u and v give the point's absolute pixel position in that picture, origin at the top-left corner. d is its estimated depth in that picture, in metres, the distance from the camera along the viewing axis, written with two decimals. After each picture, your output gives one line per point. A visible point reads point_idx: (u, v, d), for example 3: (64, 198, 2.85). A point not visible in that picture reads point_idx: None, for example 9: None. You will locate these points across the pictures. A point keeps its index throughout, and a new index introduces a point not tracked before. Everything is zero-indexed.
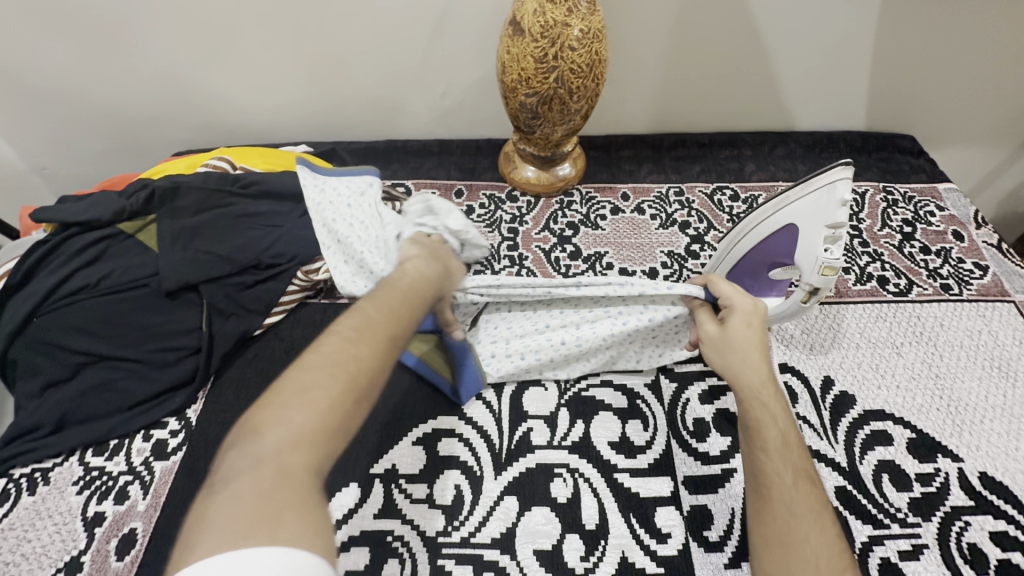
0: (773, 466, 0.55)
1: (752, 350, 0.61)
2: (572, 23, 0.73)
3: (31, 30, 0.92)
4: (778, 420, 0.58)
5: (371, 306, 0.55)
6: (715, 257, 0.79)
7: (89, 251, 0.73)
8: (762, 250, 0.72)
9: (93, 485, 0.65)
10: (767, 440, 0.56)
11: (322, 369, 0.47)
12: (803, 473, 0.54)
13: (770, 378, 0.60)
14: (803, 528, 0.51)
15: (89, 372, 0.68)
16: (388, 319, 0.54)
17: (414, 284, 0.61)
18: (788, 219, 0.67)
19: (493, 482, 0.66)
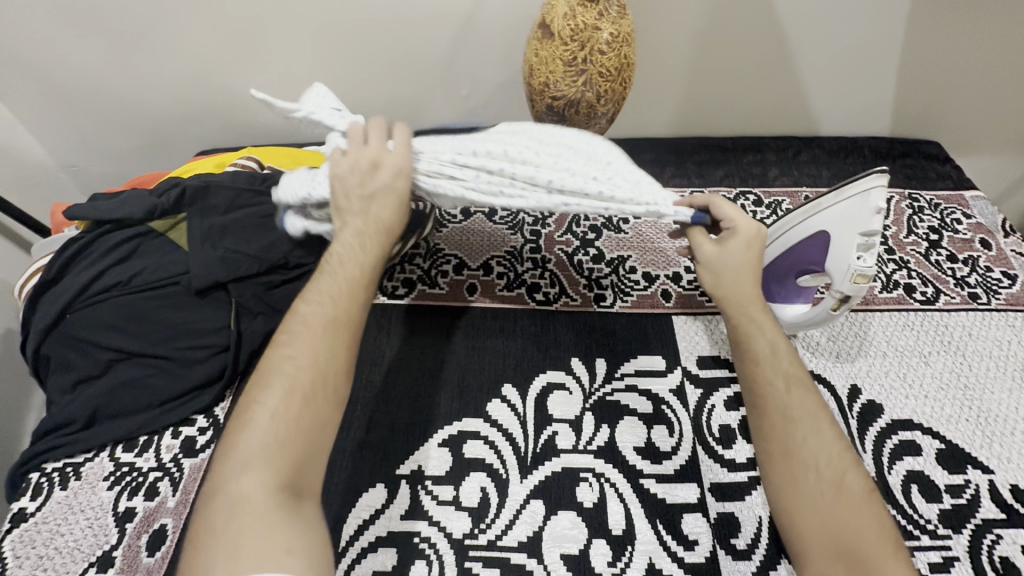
0: (769, 377, 0.56)
1: (746, 274, 0.60)
2: (602, 27, 0.73)
3: (64, 30, 0.94)
4: (769, 335, 0.58)
5: (310, 306, 0.54)
6: None
7: (122, 248, 0.74)
8: (791, 257, 0.72)
9: (124, 481, 0.65)
10: (760, 354, 0.57)
11: (274, 388, 0.49)
12: (798, 383, 0.56)
13: (758, 296, 0.60)
14: (804, 435, 0.53)
15: (120, 368, 0.69)
16: (332, 309, 0.54)
17: (350, 256, 0.57)
18: (820, 225, 0.67)
19: (519, 485, 0.66)
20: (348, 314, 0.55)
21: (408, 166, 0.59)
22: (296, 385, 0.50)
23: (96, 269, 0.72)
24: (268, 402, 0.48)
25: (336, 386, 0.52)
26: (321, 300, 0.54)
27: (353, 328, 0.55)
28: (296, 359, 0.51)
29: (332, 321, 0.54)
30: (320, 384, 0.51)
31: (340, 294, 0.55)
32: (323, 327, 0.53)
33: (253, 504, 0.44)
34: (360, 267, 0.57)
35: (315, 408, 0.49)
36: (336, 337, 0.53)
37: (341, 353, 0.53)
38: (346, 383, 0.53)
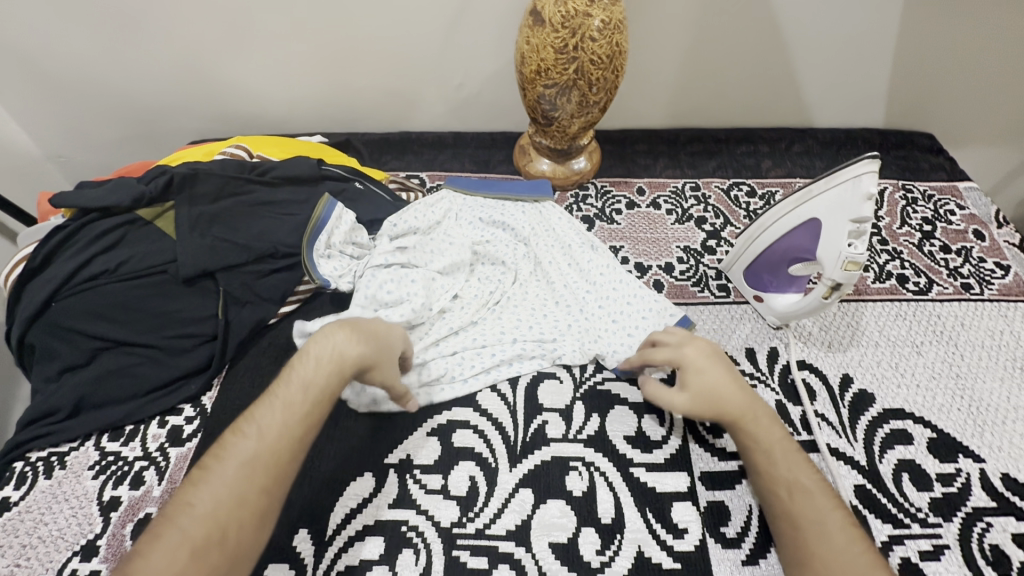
0: (775, 481, 0.57)
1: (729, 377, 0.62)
2: (593, 13, 0.72)
3: (52, 17, 0.93)
4: (765, 434, 0.60)
5: (236, 440, 0.50)
6: (732, 253, 0.81)
7: (107, 236, 0.72)
8: (784, 245, 0.72)
9: (109, 470, 0.65)
10: (760, 457, 0.59)
11: (189, 525, 0.45)
12: (804, 483, 0.56)
13: (751, 400, 0.62)
14: (818, 536, 0.52)
15: (106, 357, 0.68)
16: (258, 448, 0.50)
17: (297, 385, 0.54)
18: (810, 214, 0.67)
19: (509, 474, 0.66)
20: (280, 456, 0.51)
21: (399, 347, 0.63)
22: (201, 530, 0.45)
23: (82, 257, 0.70)
24: (159, 547, 0.44)
25: (238, 538, 0.46)
26: (249, 434, 0.51)
27: (270, 474, 0.50)
28: (196, 503, 0.46)
29: (247, 458, 0.49)
30: (217, 530, 0.45)
31: (269, 428, 0.51)
32: (236, 466, 0.49)
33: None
34: (298, 403, 0.53)
35: (205, 564, 0.44)
36: (260, 475, 0.49)
37: (249, 497, 0.48)
38: (251, 533, 0.48)
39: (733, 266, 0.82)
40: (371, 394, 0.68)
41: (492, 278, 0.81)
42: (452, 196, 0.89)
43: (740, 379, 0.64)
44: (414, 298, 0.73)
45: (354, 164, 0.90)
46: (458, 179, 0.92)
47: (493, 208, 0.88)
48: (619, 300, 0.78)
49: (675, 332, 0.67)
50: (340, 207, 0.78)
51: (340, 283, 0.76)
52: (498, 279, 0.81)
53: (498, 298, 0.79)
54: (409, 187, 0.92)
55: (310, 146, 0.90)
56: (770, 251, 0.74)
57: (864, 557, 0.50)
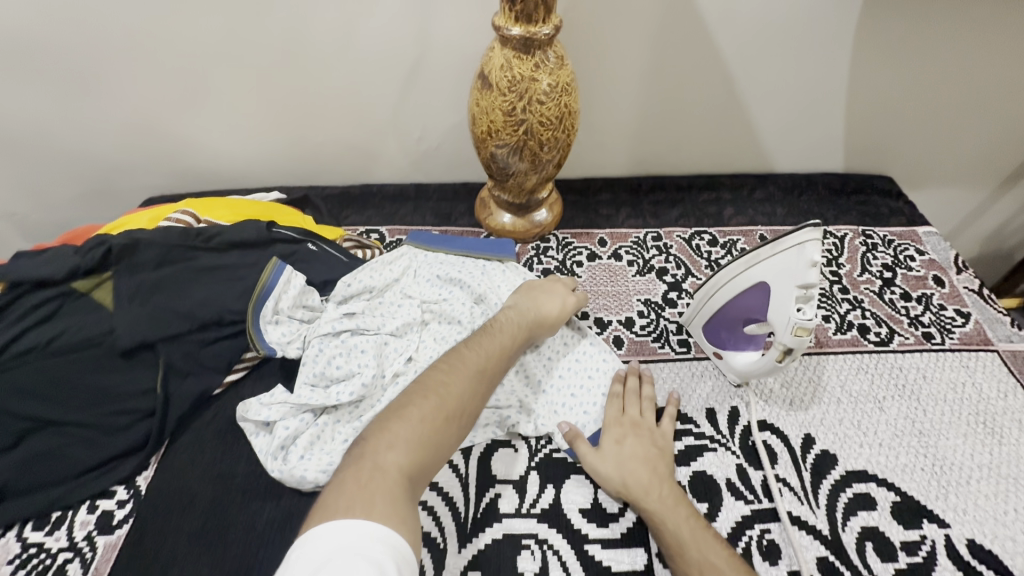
0: (688, 566, 0.56)
1: (634, 459, 0.65)
2: (540, 77, 0.73)
3: (6, 80, 0.93)
4: (674, 516, 0.60)
5: (471, 350, 0.65)
6: (692, 307, 0.79)
7: (42, 309, 0.70)
8: (739, 304, 0.71)
9: (30, 564, 0.61)
10: (670, 541, 0.59)
11: (427, 400, 0.57)
12: (715, 563, 0.56)
13: (657, 479, 0.63)
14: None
15: (33, 439, 0.65)
16: (487, 361, 0.64)
17: (508, 325, 0.71)
18: (761, 276, 0.66)
19: (457, 556, 0.63)
20: (494, 369, 0.64)
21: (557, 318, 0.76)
22: (442, 404, 0.57)
23: (12, 331, 0.68)
24: (421, 401, 0.57)
25: (467, 418, 0.59)
26: (481, 351, 0.65)
27: (490, 382, 0.63)
28: (450, 382, 0.59)
29: (481, 365, 0.63)
30: (461, 407, 0.58)
31: (493, 349, 0.66)
32: (474, 368, 0.62)
33: (388, 475, 0.49)
34: (510, 337, 0.69)
35: (447, 429, 0.56)
36: (479, 380, 0.62)
37: (481, 397, 0.61)
38: (473, 420, 0.60)
39: (693, 320, 0.79)
40: (314, 479, 0.64)
41: (448, 337, 0.78)
42: (413, 252, 0.89)
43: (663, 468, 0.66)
44: (365, 370, 0.72)
45: (308, 224, 0.89)
46: (419, 234, 0.92)
47: (451, 265, 0.88)
48: (579, 373, 0.77)
49: (614, 429, 0.69)
50: (288, 270, 0.77)
51: (288, 349, 0.75)
52: (454, 338, 0.78)
53: None
54: (364, 245, 0.90)
55: (263, 206, 0.89)
56: (727, 308, 0.73)
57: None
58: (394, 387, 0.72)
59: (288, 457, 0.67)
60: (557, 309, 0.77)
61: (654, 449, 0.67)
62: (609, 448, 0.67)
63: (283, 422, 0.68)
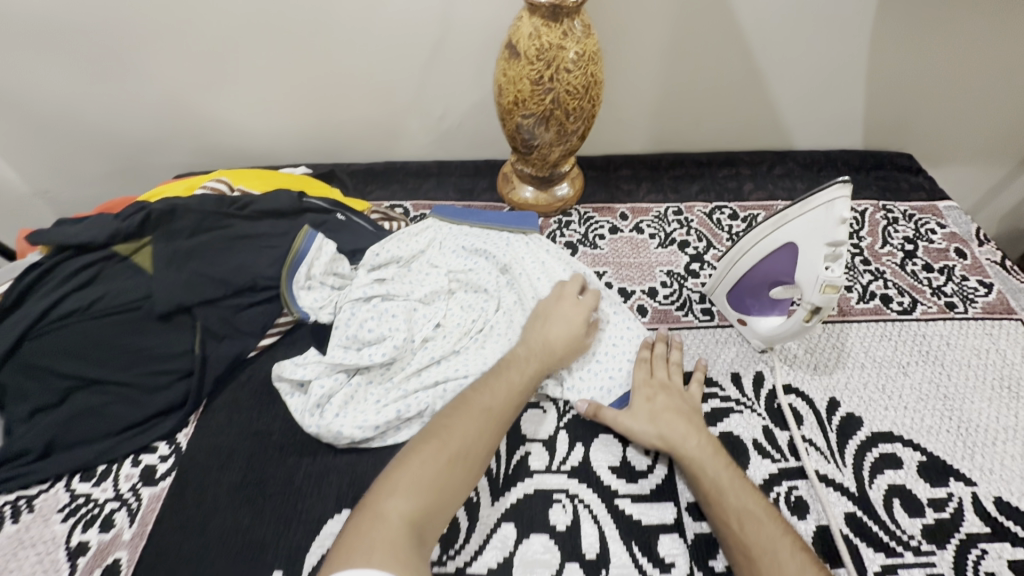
0: (726, 513, 0.58)
1: (671, 412, 0.67)
2: (567, 46, 0.74)
3: (41, 59, 0.95)
4: (712, 464, 0.61)
5: (478, 390, 0.63)
6: (715, 277, 0.80)
7: (84, 273, 0.72)
8: (764, 269, 0.72)
9: (78, 513, 0.63)
10: (706, 488, 0.60)
11: (432, 445, 0.56)
12: (753, 510, 0.57)
13: (694, 430, 0.65)
14: (770, 562, 0.53)
15: (78, 396, 0.67)
16: (494, 400, 0.63)
17: (517, 360, 0.68)
18: (784, 237, 0.68)
19: (491, 509, 0.64)
20: (504, 408, 0.63)
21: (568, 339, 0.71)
22: (447, 447, 0.56)
23: (58, 293, 0.70)
24: (424, 445, 0.56)
25: (474, 462, 0.58)
26: (488, 391, 0.63)
27: (499, 423, 0.62)
28: (454, 425, 0.59)
29: (489, 406, 0.62)
30: (466, 450, 0.57)
31: (502, 388, 0.64)
32: (480, 409, 0.61)
33: (390, 522, 0.49)
34: (519, 373, 0.67)
35: (453, 474, 0.55)
36: (487, 421, 0.61)
37: (490, 438, 0.60)
38: (481, 463, 0.59)
39: (715, 290, 0.81)
40: (350, 434, 0.66)
41: (475, 305, 0.80)
42: (438, 224, 0.90)
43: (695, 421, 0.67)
44: (396, 334, 0.73)
45: (335, 196, 0.91)
46: (443, 209, 0.93)
47: (476, 237, 0.88)
48: (605, 340, 0.77)
49: (644, 388, 0.70)
50: (320, 238, 0.79)
51: (320, 314, 0.76)
52: (481, 306, 0.79)
53: (481, 327, 0.77)
54: (391, 217, 0.92)
55: (292, 177, 0.91)
56: (753, 275, 0.74)
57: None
58: (424, 351, 0.74)
59: (324, 414, 0.68)
60: (563, 333, 0.71)
61: (687, 406, 0.69)
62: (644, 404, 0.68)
63: (318, 381, 0.70)
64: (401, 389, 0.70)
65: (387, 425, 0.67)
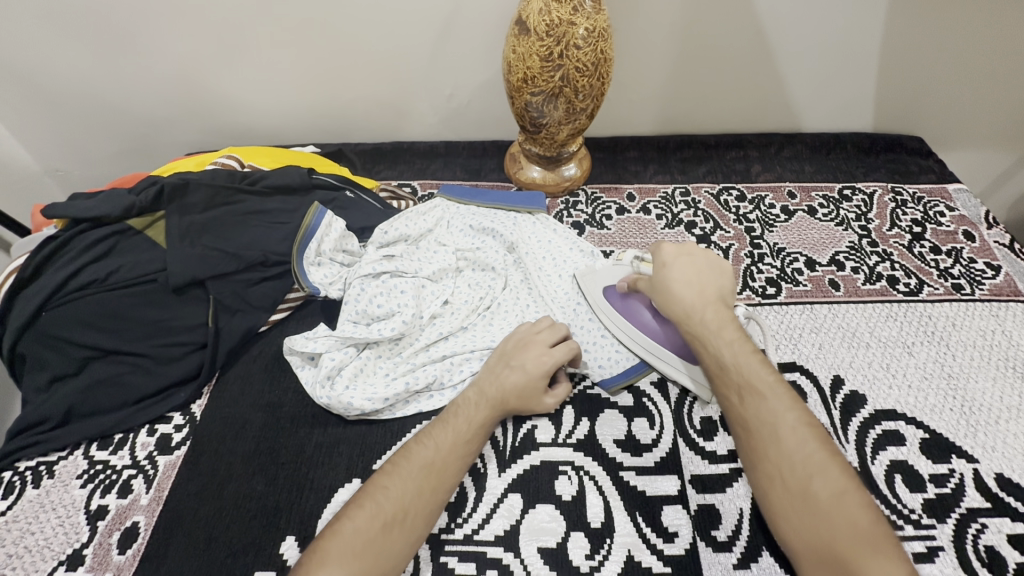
0: (728, 384, 0.60)
1: (690, 284, 0.65)
2: (577, 22, 0.73)
3: (49, 35, 0.95)
4: (717, 335, 0.62)
5: (420, 443, 0.60)
6: (671, 369, 0.71)
7: (98, 246, 0.73)
8: (639, 322, 0.72)
9: (97, 479, 0.65)
10: (712, 360, 0.61)
11: (365, 512, 0.53)
12: (754, 378, 0.58)
13: (705, 302, 0.64)
14: (764, 423, 0.55)
15: (95, 366, 0.69)
16: (435, 453, 0.58)
17: (465, 407, 0.63)
18: (601, 293, 0.76)
19: (498, 479, 0.65)
20: (449, 463, 0.58)
21: (527, 392, 0.65)
22: (379, 511, 0.53)
23: (73, 266, 0.71)
24: (355, 512, 0.53)
25: (413, 523, 0.54)
26: (431, 441, 0.60)
27: (443, 480, 0.57)
28: (389, 486, 0.55)
29: (429, 462, 0.58)
30: (401, 512, 0.54)
31: (444, 440, 0.60)
32: (419, 466, 0.57)
33: None
34: (466, 422, 0.62)
35: (388, 539, 0.52)
36: (427, 479, 0.57)
37: (432, 495, 0.56)
38: (426, 526, 0.56)
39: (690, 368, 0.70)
40: (360, 406, 0.67)
41: (482, 283, 0.80)
42: (445, 204, 0.90)
43: (727, 297, 0.66)
44: (404, 310, 0.73)
45: (345, 174, 0.92)
46: (451, 188, 0.92)
47: (484, 216, 0.88)
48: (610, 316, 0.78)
49: (678, 269, 0.67)
50: (329, 215, 0.79)
51: (330, 290, 0.77)
52: (489, 284, 0.80)
53: (489, 304, 0.78)
54: (400, 196, 0.93)
55: (301, 156, 0.92)
56: (649, 332, 0.72)
57: (804, 439, 0.53)
58: (432, 327, 0.75)
59: (334, 386, 0.69)
60: (521, 383, 0.65)
61: (713, 280, 0.67)
62: (665, 279, 0.67)
63: (329, 354, 0.71)
64: (411, 364, 0.71)
65: (397, 397, 0.69)
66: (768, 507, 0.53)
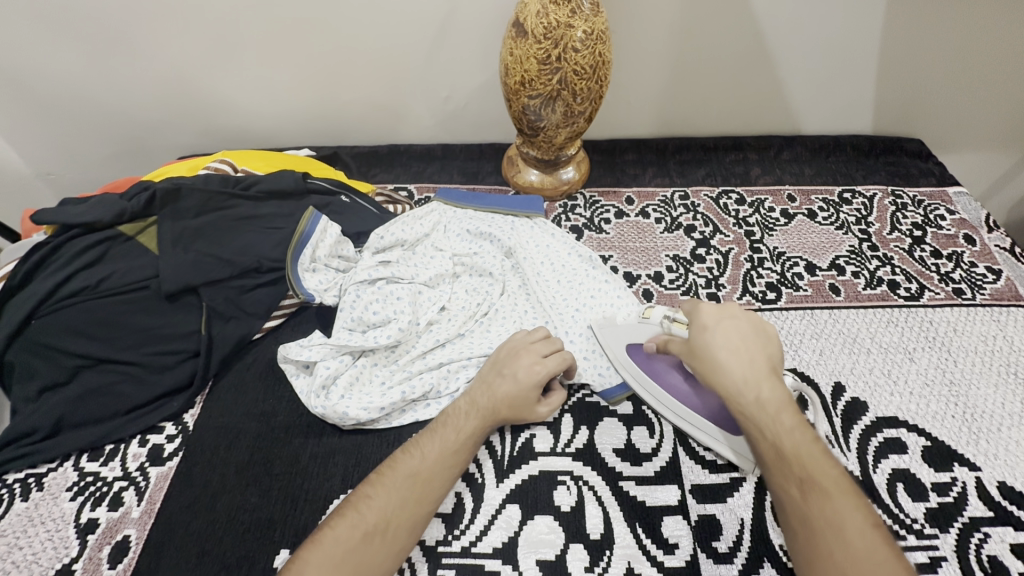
0: (787, 479, 0.50)
1: (739, 354, 0.57)
2: (575, 24, 0.72)
3: (39, 37, 0.94)
4: (776, 419, 0.53)
5: (407, 453, 0.59)
6: (710, 438, 0.66)
7: (88, 253, 0.72)
8: (671, 387, 0.67)
9: (87, 491, 0.64)
10: (769, 448, 0.52)
11: (346, 521, 0.52)
12: (821, 475, 0.49)
13: (761, 378, 0.55)
14: (833, 532, 0.46)
15: (85, 376, 0.67)
16: (421, 463, 0.57)
17: (455, 417, 0.62)
18: (623, 349, 0.70)
19: (496, 490, 0.64)
20: (436, 473, 0.57)
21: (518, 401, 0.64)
22: (360, 521, 0.52)
23: (61, 274, 0.70)
24: (336, 522, 0.52)
25: (397, 534, 0.53)
26: (418, 450, 0.59)
27: (429, 491, 0.56)
28: (373, 496, 0.54)
29: (415, 472, 0.57)
30: (383, 522, 0.53)
31: (431, 450, 0.59)
32: (404, 476, 0.56)
33: None
34: (455, 432, 0.60)
35: (369, 550, 0.51)
36: (411, 489, 0.56)
37: (417, 506, 0.55)
38: (410, 538, 0.54)
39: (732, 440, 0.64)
40: (356, 416, 0.66)
41: (479, 289, 0.79)
42: (442, 208, 0.88)
43: (779, 371, 0.57)
44: (401, 316, 0.72)
45: (340, 178, 0.91)
46: (448, 192, 0.91)
47: (481, 220, 0.86)
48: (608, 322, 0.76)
49: (724, 336, 0.58)
50: (324, 220, 0.78)
51: (325, 297, 0.75)
52: (486, 290, 0.79)
53: (486, 310, 0.77)
54: (396, 200, 0.92)
55: (295, 160, 0.91)
56: (683, 399, 0.66)
57: (886, 560, 0.44)
58: (429, 334, 0.74)
59: (329, 395, 0.68)
60: (512, 392, 0.64)
61: (766, 353, 0.58)
62: (708, 346, 0.58)
63: (323, 362, 0.70)
64: (407, 372, 0.70)
65: (393, 406, 0.68)
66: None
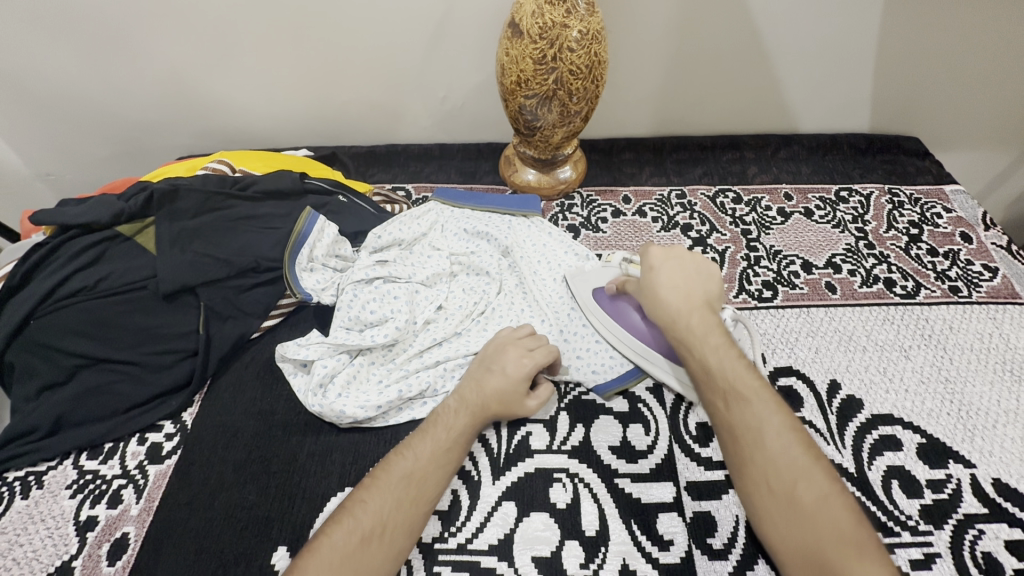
0: (715, 392, 0.58)
1: (677, 290, 0.65)
2: (571, 24, 0.73)
3: (39, 39, 0.94)
4: (706, 344, 0.61)
5: (400, 454, 0.59)
6: (663, 373, 0.71)
7: (87, 253, 0.72)
8: (627, 325, 0.72)
9: (87, 489, 0.65)
10: (700, 369, 0.60)
11: (342, 528, 0.52)
12: (742, 388, 0.57)
13: (694, 308, 0.63)
14: (751, 433, 0.54)
15: (84, 375, 0.68)
16: (415, 464, 0.58)
17: (445, 416, 0.62)
18: (588, 293, 0.76)
19: (492, 487, 0.65)
20: (429, 473, 0.58)
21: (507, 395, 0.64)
22: (357, 526, 0.53)
23: (60, 274, 0.70)
24: (333, 527, 0.53)
25: (393, 537, 0.54)
26: (411, 451, 0.59)
27: (423, 491, 0.57)
28: (368, 500, 0.55)
29: (408, 472, 0.57)
30: (379, 525, 0.53)
31: (423, 450, 0.59)
32: (398, 478, 0.57)
33: None
34: (446, 431, 0.61)
35: (367, 553, 0.52)
36: (406, 490, 0.56)
37: (412, 507, 0.55)
38: (408, 539, 0.55)
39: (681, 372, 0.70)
40: (353, 414, 0.67)
41: (476, 288, 0.80)
42: (439, 208, 0.89)
43: (715, 303, 0.65)
44: (398, 315, 0.73)
45: (338, 178, 0.91)
46: (446, 191, 0.92)
47: (478, 220, 0.87)
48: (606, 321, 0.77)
49: (666, 274, 0.67)
50: (321, 220, 0.78)
51: (322, 296, 0.75)
52: (483, 289, 0.79)
53: (483, 309, 0.77)
54: (393, 199, 0.92)
55: (293, 160, 0.91)
56: (637, 334, 0.71)
57: (791, 448, 0.53)
58: (426, 333, 0.74)
59: (326, 394, 0.69)
60: (502, 387, 0.64)
61: (700, 285, 0.66)
62: (654, 284, 0.66)
63: (320, 361, 0.70)
64: (404, 371, 0.70)
65: (390, 405, 0.68)
66: (755, 514, 0.52)
